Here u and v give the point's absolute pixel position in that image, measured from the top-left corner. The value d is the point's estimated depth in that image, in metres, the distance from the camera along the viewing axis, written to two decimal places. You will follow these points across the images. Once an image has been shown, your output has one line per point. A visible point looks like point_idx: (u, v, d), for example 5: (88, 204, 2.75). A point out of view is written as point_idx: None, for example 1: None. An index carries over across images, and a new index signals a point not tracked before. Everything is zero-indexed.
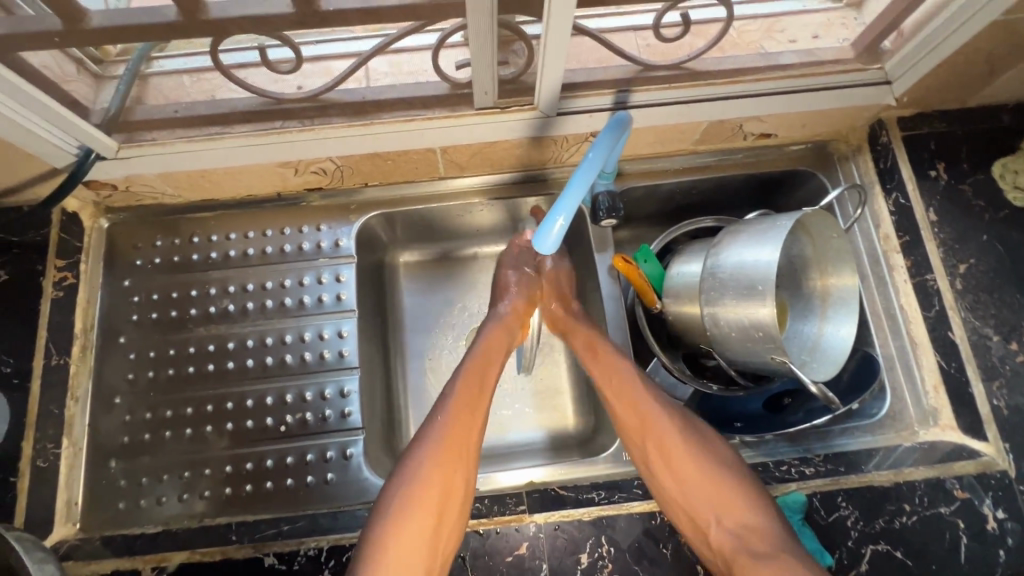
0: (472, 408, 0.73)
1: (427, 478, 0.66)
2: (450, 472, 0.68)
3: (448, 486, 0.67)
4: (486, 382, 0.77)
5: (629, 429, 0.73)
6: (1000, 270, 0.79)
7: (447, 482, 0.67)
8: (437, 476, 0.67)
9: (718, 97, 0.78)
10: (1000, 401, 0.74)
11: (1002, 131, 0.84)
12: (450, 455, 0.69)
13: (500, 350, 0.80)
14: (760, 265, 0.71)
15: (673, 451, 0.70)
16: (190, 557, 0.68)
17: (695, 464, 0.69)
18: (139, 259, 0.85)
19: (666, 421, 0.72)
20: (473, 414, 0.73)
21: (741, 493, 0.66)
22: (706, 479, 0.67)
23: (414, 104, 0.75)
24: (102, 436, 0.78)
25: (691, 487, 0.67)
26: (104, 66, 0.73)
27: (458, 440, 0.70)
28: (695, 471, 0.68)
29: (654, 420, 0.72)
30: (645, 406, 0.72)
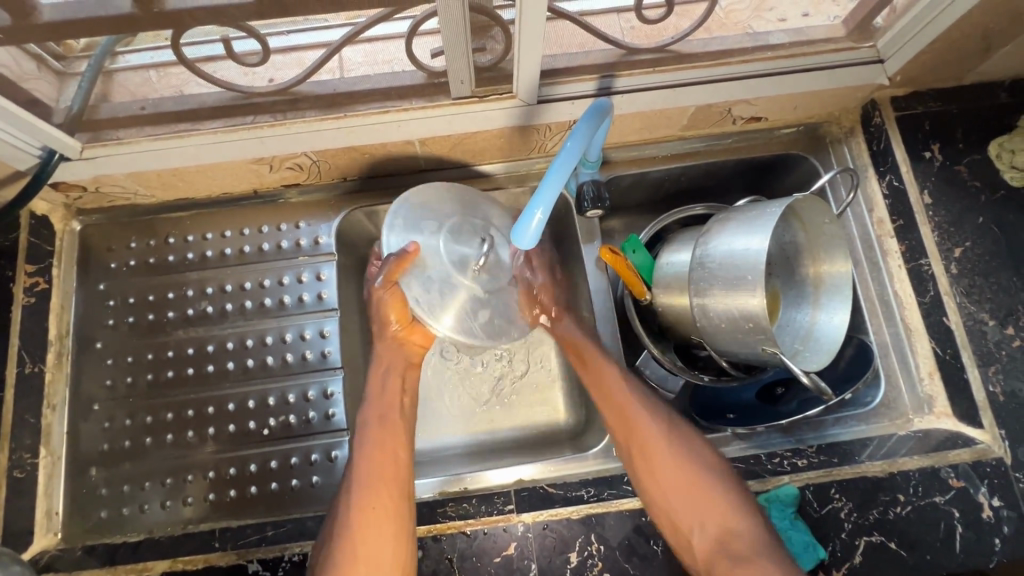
0: (378, 455, 0.70)
1: (351, 538, 0.65)
2: (373, 534, 0.65)
3: (367, 539, 0.65)
4: (392, 427, 0.73)
5: (626, 441, 0.73)
6: (996, 253, 0.77)
7: (372, 537, 0.65)
8: (362, 530, 0.65)
9: (703, 80, 0.76)
10: (996, 387, 0.73)
11: (999, 110, 0.81)
12: (372, 512, 0.66)
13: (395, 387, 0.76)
14: (749, 254, 0.69)
15: (663, 475, 0.69)
16: (173, 566, 0.67)
17: (686, 478, 0.68)
18: (113, 261, 0.83)
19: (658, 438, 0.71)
20: (383, 462, 0.70)
21: (729, 497, 0.67)
22: (690, 485, 0.68)
23: (389, 95, 0.73)
24: (81, 444, 0.76)
25: (675, 498, 0.68)
26: (66, 62, 0.68)
27: (375, 494, 0.67)
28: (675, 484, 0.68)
29: (648, 438, 0.71)
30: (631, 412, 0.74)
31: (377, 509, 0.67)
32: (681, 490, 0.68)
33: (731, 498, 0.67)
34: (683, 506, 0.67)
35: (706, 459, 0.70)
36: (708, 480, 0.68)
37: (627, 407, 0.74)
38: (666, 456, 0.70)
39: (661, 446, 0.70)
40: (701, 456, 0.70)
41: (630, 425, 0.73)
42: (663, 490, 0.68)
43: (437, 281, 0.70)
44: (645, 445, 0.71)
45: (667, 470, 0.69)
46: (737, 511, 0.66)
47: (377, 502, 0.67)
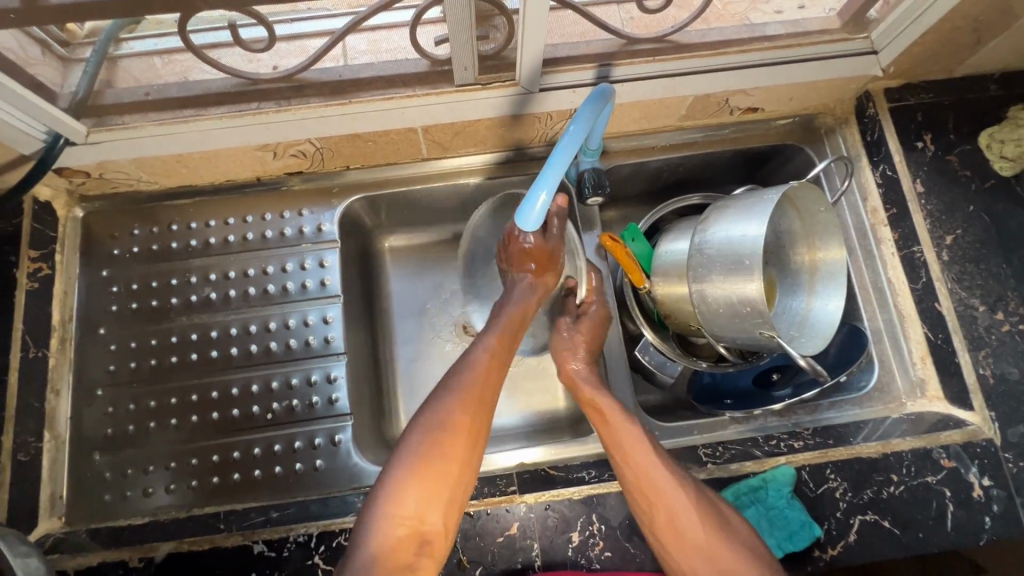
0: (494, 360, 0.68)
1: (443, 430, 0.61)
2: (470, 430, 0.62)
3: (467, 430, 0.62)
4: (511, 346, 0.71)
5: (629, 459, 0.66)
6: (986, 240, 0.79)
7: (466, 434, 0.62)
8: (465, 418, 0.62)
9: (702, 70, 0.76)
10: (986, 370, 0.74)
11: (989, 101, 0.84)
12: (478, 408, 0.64)
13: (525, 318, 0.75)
14: (747, 240, 0.70)
15: (669, 494, 0.63)
16: (178, 546, 0.67)
17: (707, 537, 0.61)
18: (116, 248, 0.83)
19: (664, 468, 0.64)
20: (501, 369, 0.68)
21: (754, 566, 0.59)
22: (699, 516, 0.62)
23: (394, 82, 0.73)
24: (85, 429, 0.77)
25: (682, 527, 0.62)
26: (71, 49, 0.69)
27: (486, 396, 0.65)
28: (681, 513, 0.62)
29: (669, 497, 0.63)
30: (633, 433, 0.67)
31: (473, 416, 0.63)
32: (698, 548, 0.61)
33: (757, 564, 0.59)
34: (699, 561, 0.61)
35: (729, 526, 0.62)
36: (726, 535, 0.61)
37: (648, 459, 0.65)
38: (672, 483, 0.63)
39: (666, 474, 0.64)
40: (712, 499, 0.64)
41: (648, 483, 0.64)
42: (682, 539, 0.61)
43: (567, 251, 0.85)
44: (662, 505, 0.62)
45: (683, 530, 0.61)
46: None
47: (480, 405, 0.64)
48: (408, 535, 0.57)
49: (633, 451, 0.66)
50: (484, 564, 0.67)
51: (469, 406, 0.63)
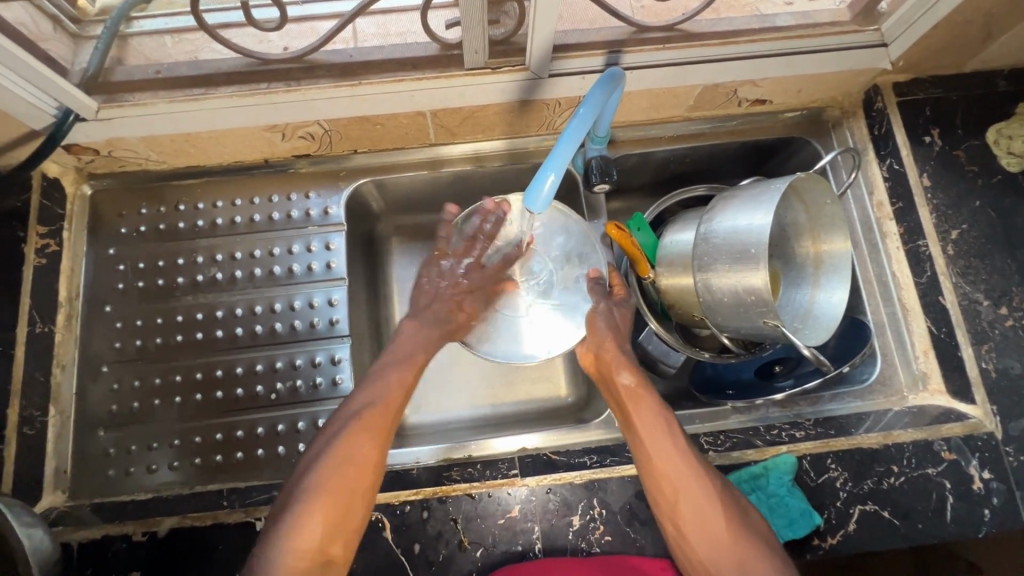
0: (392, 390, 0.71)
1: (336, 457, 0.64)
2: (367, 462, 0.64)
3: (364, 461, 0.64)
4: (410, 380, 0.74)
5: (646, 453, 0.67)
6: (991, 235, 0.79)
7: (365, 466, 0.64)
8: (356, 447, 0.65)
9: (713, 58, 0.76)
10: (988, 364, 0.75)
11: (997, 97, 0.84)
12: (375, 439, 0.66)
13: (422, 353, 0.77)
14: (753, 230, 0.70)
15: (686, 488, 0.64)
16: (181, 522, 0.67)
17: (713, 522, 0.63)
18: (124, 227, 0.84)
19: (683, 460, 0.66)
20: (398, 404, 0.71)
21: (757, 551, 0.61)
22: (714, 511, 0.63)
23: (404, 65, 0.73)
24: (90, 404, 0.77)
25: (696, 521, 0.63)
26: (82, 25, 0.71)
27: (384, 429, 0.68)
28: (697, 504, 0.63)
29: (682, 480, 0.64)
30: (654, 427, 0.68)
31: (368, 440, 0.66)
32: (704, 529, 0.63)
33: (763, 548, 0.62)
34: (704, 541, 0.63)
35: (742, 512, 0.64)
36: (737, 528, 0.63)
37: (669, 440, 0.67)
38: (693, 476, 0.65)
39: (686, 466, 0.65)
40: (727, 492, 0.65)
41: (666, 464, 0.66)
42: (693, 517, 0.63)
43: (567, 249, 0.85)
44: (677, 499, 0.64)
45: (694, 510, 0.63)
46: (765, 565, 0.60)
47: (376, 431, 0.67)
48: (306, 565, 0.59)
49: (654, 431, 0.68)
50: (485, 546, 0.68)
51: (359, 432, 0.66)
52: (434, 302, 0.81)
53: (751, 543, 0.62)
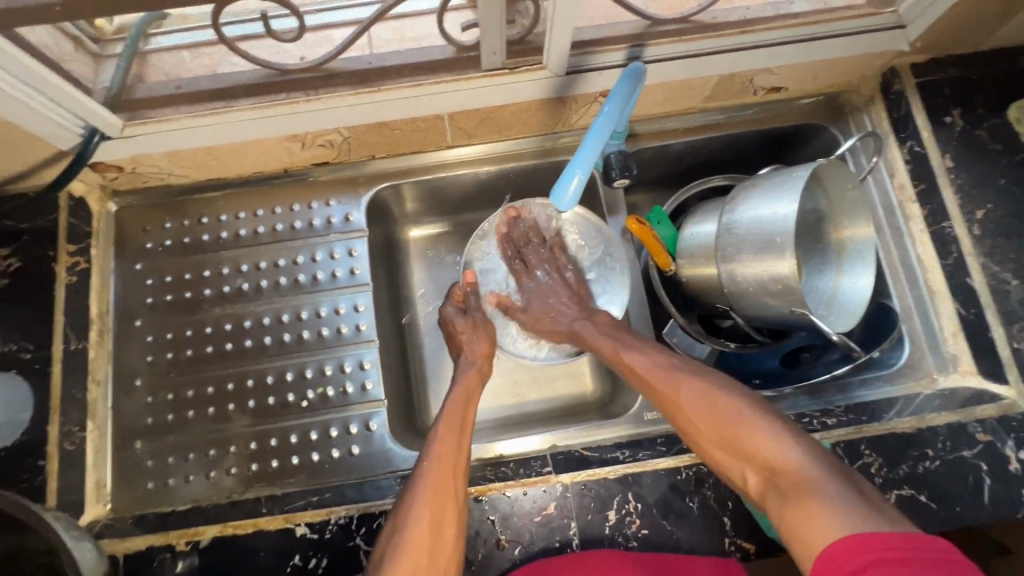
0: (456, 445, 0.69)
1: (416, 524, 0.61)
2: (442, 493, 0.63)
3: (442, 495, 0.63)
4: (469, 413, 0.74)
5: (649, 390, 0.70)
6: (1018, 214, 0.78)
7: (440, 497, 0.63)
8: (431, 506, 0.62)
9: (730, 48, 0.76)
10: (1020, 344, 0.74)
11: (1018, 74, 0.83)
12: (447, 473, 0.65)
13: (475, 389, 0.78)
14: (778, 218, 0.70)
15: (686, 407, 0.66)
16: (223, 531, 0.68)
17: (726, 425, 0.62)
18: (149, 242, 0.85)
19: (674, 380, 0.69)
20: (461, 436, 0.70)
21: (773, 430, 0.60)
22: (718, 416, 0.63)
23: (423, 69, 0.73)
24: (126, 418, 0.79)
25: (709, 438, 0.63)
26: (102, 45, 0.72)
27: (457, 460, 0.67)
28: (700, 417, 0.64)
29: (686, 405, 0.66)
30: (644, 363, 0.72)
31: (444, 498, 0.63)
32: (721, 437, 0.62)
33: (779, 426, 0.60)
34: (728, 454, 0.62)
35: (751, 402, 0.63)
36: (742, 423, 0.61)
37: (661, 376, 0.70)
38: (686, 392, 0.67)
39: (676, 385, 0.68)
40: (728, 392, 0.65)
41: (671, 401, 0.67)
42: (711, 433, 0.63)
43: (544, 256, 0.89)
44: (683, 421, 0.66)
45: (699, 420, 0.64)
46: (782, 439, 0.59)
47: (444, 483, 0.64)
48: None
49: (642, 367, 0.72)
50: (523, 544, 0.68)
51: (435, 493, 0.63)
52: (469, 358, 0.81)
53: (759, 432, 0.60)
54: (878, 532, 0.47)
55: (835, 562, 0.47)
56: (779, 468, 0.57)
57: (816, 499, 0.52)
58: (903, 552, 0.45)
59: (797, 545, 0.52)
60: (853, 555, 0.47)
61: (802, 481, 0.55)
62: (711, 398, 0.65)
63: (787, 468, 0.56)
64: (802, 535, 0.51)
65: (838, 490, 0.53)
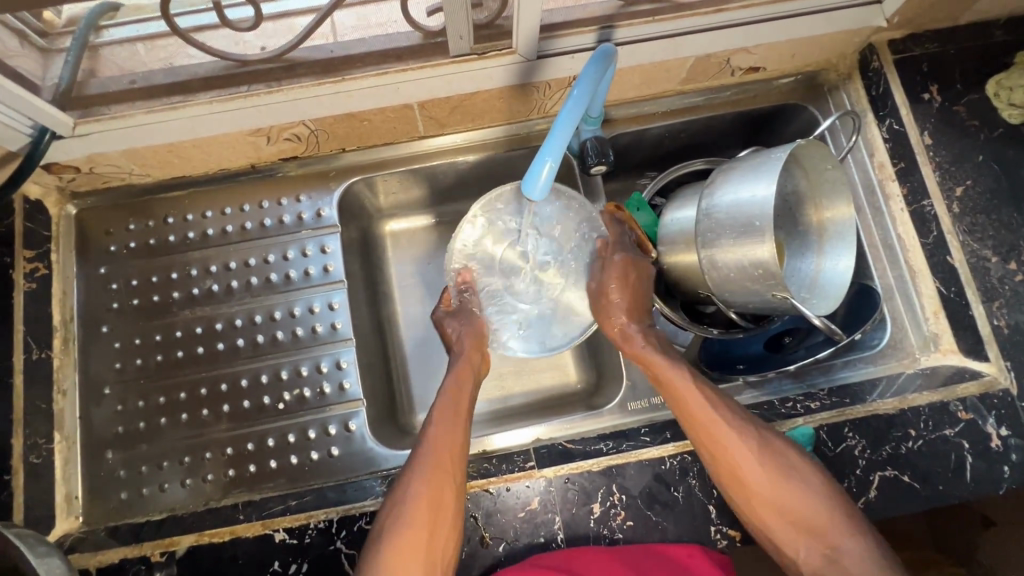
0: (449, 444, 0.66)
1: (412, 527, 0.62)
2: (436, 497, 0.63)
3: (436, 502, 0.63)
4: (462, 403, 0.71)
5: (702, 445, 0.66)
6: (996, 190, 0.77)
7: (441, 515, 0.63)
8: (423, 508, 0.63)
9: (705, 28, 0.74)
10: (1000, 320, 0.74)
11: (995, 47, 0.82)
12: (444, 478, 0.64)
13: (469, 377, 0.74)
14: (756, 201, 0.69)
15: (750, 475, 0.64)
16: (199, 539, 0.67)
17: (784, 496, 0.64)
18: (113, 245, 0.82)
19: (741, 441, 0.66)
20: (455, 432, 0.68)
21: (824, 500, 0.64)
22: (787, 490, 0.64)
23: (387, 56, 0.71)
24: (96, 428, 0.76)
25: (771, 508, 0.64)
26: (50, 39, 0.67)
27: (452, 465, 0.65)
28: (769, 490, 0.64)
29: (746, 466, 0.64)
30: (707, 422, 0.66)
31: (439, 501, 0.63)
32: (784, 511, 0.63)
33: (840, 505, 0.63)
34: (783, 522, 0.64)
35: (807, 463, 0.65)
36: (810, 501, 0.63)
37: (714, 420, 0.66)
38: (753, 460, 0.65)
39: (741, 448, 0.65)
40: (799, 466, 0.64)
41: (730, 464, 0.65)
42: (768, 504, 0.64)
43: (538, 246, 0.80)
44: (742, 481, 0.64)
45: (766, 489, 0.64)
46: (849, 527, 0.62)
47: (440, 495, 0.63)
48: None
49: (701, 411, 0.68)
50: (507, 540, 0.67)
51: (431, 500, 0.63)
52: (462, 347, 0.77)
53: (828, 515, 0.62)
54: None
55: None
56: (841, 557, 0.61)
57: None
58: None
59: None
60: None
61: (863, 570, 0.59)
62: (781, 471, 0.64)
63: (850, 557, 0.60)
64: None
65: None
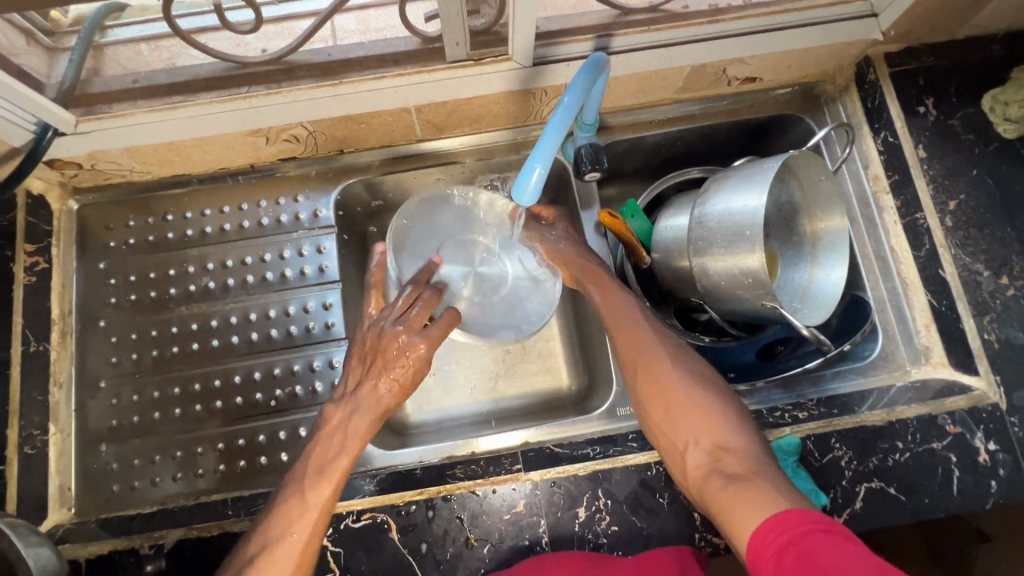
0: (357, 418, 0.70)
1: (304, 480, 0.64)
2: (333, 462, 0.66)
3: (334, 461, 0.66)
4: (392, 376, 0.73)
5: (620, 345, 0.72)
6: (990, 205, 0.77)
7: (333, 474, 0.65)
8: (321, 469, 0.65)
9: (701, 38, 0.74)
10: (991, 334, 0.74)
11: (992, 62, 0.82)
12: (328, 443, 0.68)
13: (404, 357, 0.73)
14: (747, 210, 0.69)
15: (657, 371, 0.68)
16: (188, 533, 0.67)
17: (686, 404, 0.65)
18: (113, 240, 0.83)
19: (655, 345, 0.70)
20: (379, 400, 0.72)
21: (727, 415, 0.64)
22: (689, 393, 0.66)
23: (385, 61, 0.72)
24: (90, 421, 0.77)
25: (673, 408, 0.65)
26: (56, 38, 0.69)
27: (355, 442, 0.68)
28: (671, 389, 0.66)
29: (658, 372, 0.68)
30: (623, 322, 0.73)
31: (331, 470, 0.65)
32: (679, 407, 0.65)
33: (736, 419, 0.64)
34: (679, 422, 0.64)
35: (716, 384, 0.67)
36: (708, 406, 0.64)
37: (634, 328, 0.72)
38: (661, 360, 0.69)
39: (653, 350, 0.70)
40: (706, 379, 0.68)
41: (641, 359, 0.70)
42: (667, 409, 0.66)
43: (461, 241, 0.86)
44: (648, 378, 0.68)
45: (669, 384, 0.67)
46: (742, 434, 0.62)
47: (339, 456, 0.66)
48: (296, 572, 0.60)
49: (618, 316, 0.74)
50: (492, 542, 0.68)
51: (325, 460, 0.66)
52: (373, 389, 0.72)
53: (723, 421, 0.63)
54: (809, 509, 0.50)
55: (762, 541, 0.49)
56: (728, 457, 0.60)
57: (758, 482, 0.55)
58: (821, 526, 0.47)
59: (733, 527, 0.53)
60: (775, 534, 0.49)
61: (747, 463, 0.58)
62: (684, 374, 0.67)
63: (739, 456, 0.60)
64: (737, 515, 0.53)
65: (775, 480, 0.55)
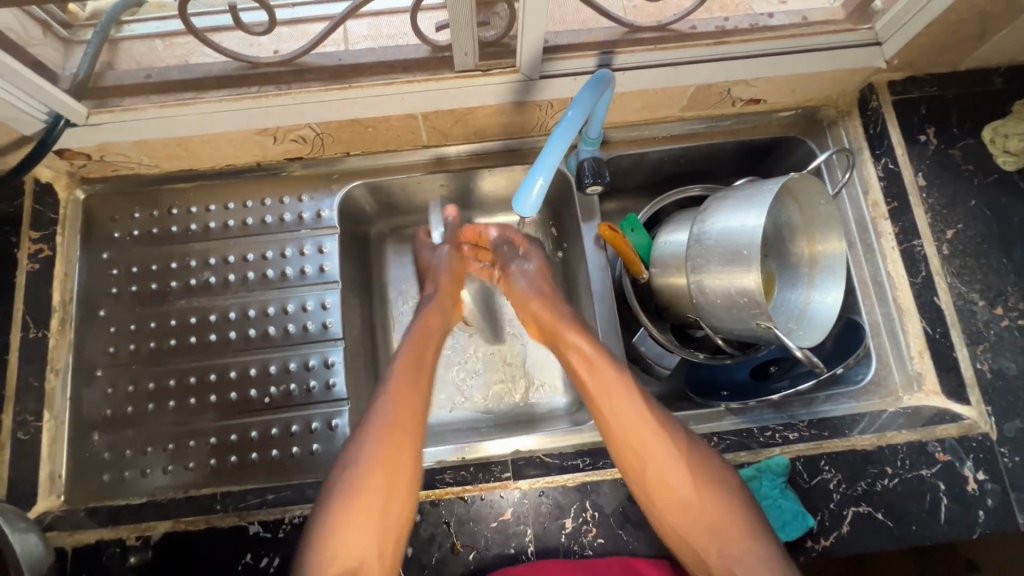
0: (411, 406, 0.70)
1: (369, 474, 0.65)
2: (398, 449, 0.67)
3: (394, 444, 0.67)
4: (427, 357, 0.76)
5: (617, 442, 0.70)
6: (987, 235, 0.78)
7: (393, 471, 0.65)
8: (380, 461, 0.65)
9: (706, 59, 0.76)
10: (983, 365, 0.74)
11: (994, 94, 0.83)
12: (398, 431, 0.68)
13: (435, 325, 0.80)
14: (745, 231, 0.70)
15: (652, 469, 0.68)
16: (175, 525, 0.67)
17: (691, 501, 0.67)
18: (117, 231, 0.84)
19: (650, 441, 0.69)
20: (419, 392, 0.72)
21: (733, 506, 0.66)
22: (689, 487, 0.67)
23: (394, 67, 0.73)
24: (84, 409, 0.78)
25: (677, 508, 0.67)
26: (73, 30, 0.70)
27: (403, 427, 0.68)
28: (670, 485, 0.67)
29: (656, 474, 0.68)
30: (616, 412, 0.71)
31: (394, 457, 0.66)
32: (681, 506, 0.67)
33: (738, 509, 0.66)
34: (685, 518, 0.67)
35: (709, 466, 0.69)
36: (711, 502, 0.66)
37: (628, 423, 0.70)
38: (658, 456, 0.68)
39: (649, 447, 0.69)
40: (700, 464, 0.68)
41: (636, 460, 0.69)
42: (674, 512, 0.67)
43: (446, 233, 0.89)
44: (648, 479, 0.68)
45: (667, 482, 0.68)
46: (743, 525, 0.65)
47: (393, 452, 0.66)
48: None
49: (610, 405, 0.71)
50: (477, 549, 0.68)
51: (382, 451, 0.66)
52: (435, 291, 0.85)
53: (728, 515, 0.66)
54: None
55: None
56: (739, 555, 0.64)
57: None
58: None
59: None
60: None
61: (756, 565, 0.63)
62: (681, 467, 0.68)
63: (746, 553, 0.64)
64: None
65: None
